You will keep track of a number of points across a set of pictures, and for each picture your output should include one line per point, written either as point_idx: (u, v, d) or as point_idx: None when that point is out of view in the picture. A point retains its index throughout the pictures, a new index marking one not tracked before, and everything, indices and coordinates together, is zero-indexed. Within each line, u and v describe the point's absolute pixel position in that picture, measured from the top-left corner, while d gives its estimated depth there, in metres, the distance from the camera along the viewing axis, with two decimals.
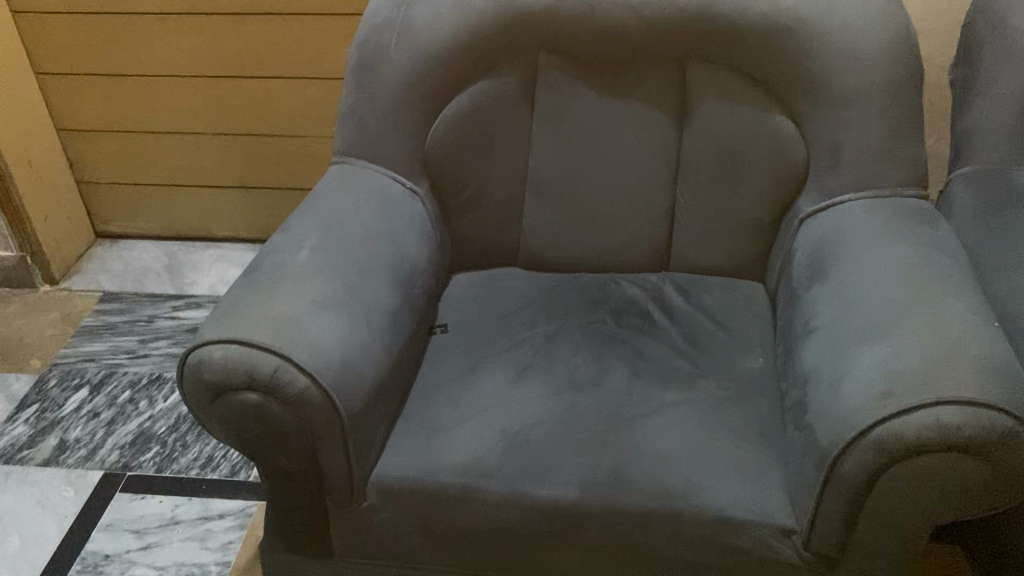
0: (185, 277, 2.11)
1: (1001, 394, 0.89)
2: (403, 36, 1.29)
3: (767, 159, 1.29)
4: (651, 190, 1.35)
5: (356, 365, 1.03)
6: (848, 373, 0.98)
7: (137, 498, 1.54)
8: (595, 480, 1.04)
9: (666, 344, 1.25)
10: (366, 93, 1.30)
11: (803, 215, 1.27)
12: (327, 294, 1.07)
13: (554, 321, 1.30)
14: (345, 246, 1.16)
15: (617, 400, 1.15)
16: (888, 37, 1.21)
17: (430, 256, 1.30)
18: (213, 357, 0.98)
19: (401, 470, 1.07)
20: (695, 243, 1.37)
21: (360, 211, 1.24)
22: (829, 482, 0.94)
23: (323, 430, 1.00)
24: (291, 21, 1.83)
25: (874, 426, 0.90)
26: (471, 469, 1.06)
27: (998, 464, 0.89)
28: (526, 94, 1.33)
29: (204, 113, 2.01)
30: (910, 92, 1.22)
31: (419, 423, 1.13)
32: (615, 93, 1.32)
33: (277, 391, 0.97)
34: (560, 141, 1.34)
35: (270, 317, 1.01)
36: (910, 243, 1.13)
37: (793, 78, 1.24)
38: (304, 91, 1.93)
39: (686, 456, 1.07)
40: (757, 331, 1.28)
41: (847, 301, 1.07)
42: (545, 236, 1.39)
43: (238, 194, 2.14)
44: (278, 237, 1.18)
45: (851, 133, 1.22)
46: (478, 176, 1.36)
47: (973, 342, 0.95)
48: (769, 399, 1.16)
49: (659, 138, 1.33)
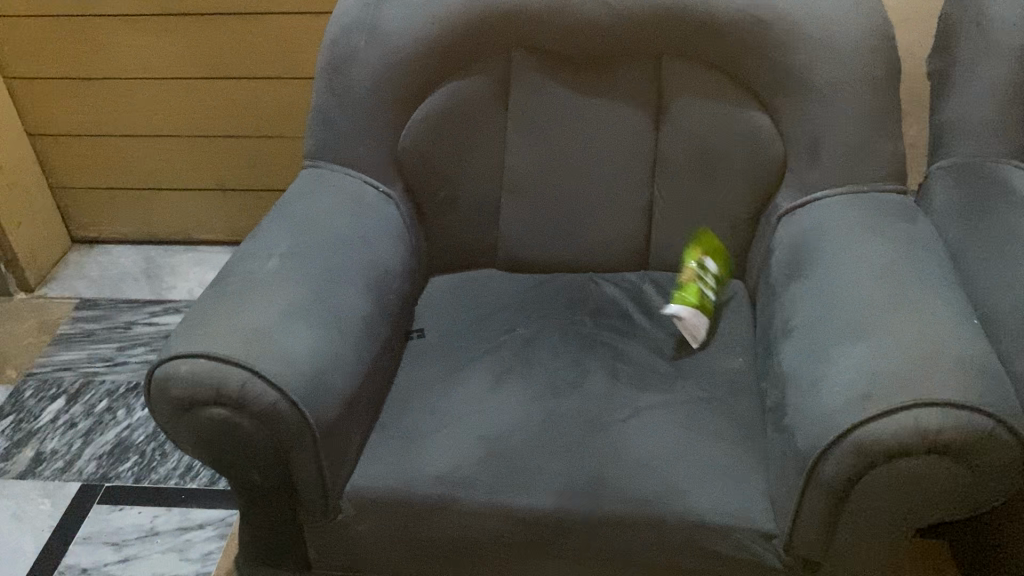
0: (163, 281, 2.08)
1: (981, 395, 0.88)
2: (373, 36, 1.26)
3: (744, 155, 1.27)
4: (629, 188, 1.33)
5: (328, 376, 1.01)
6: (829, 375, 0.96)
7: (115, 509, 1.52)
8: (573, 487, 1.03)
9: (647, 345, 1.24)
10: (336, 95, 1.28)
11: (781, 212, 1.26)
12: (297, 303, 1.05)
13: (532, 324, 1.28)
14: (316, 253, 1.14)
15: (596, 405, 1.13)
16: (864, 29, 1.19)
17: (405, 260, 1.28)
18: (180, 371, 0.96)
19: (377, 481, 1.05)
20: (675, 241, 1.35)
21: (332, 216, 1.21)
22: (809, 486, 0.93)
23: (295, 443, 0.98)
24: (262, 21, 1.80)
25: (852, 430, 0.89)
26: (448, 478, 1.04)
27: (978, 466, 0.87)
28: (500, 93, 1.31)
29: (177, 115, 1.98)
30: (888, 84, 1.20)
31: (395, 432, 1.11)
32: (590, 90, 1.30)
33: (246, 405, 0.95)
34: (536, 141, 1.32)
35: (239, 329, 0.99)
36: (889, 239, 1.11)
37: (769, 73, 1.22)
38: (277, 92, 1.91)
39: (667, 460, 1.05)
40: (737, 330, 1.27)
41: (827, 300, 1.06)
42: (522, 237, 1.37)
43: (216, 197, 2.11)
44: (248, 244, 1.16)
45: (829, 128, 1.20)
46: (453, 177, 1.33)
47: (953, 342, 0.93)
48: (749, 400, 1.15)
49: (636, 135, 1.31)
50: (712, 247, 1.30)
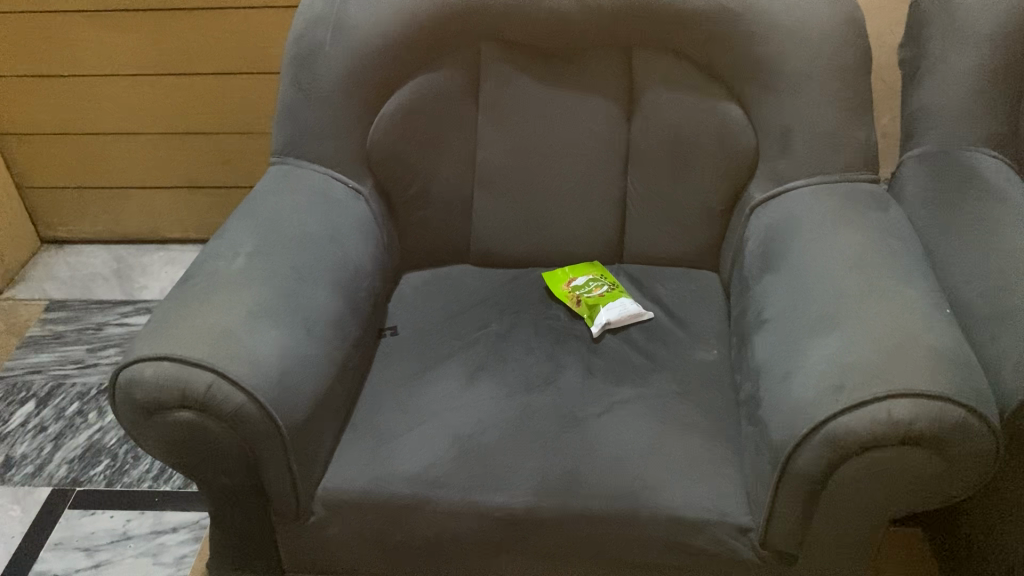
0: (134, 281, 2.05)
1: (954, 385, 0.87)
2: (340, 30, 1.24)
3: (716, 146, 1.26)
4: (601, 181, 1.32)
5: (296, 377, 1.00)
6: (802, 366, 0.95)
7: (86, 514, 1.50)
8: (547, 484, 1.02)
9: (621, 339, 1.23)
10: (302, 90, 1.26)
11: (754, 203, 1.25)
12: (264, 302, 1.03)
13: (506, 320, 1.27)
14: (284, 251, 1.12)
15: (569, 400, 1.12)
16: (833, 19, 1.19)
17: (376, 257, 1.26)
18: (144, 375, 0.94)
19: (349, 482, 1.03)
20: (648, 233, 1.34)
21: (300, 213, 1.19)
22: (784, 478, 0.92)
23: (262, 445, 0.96)
24: (229, 16, 1.77)
25: (826, 422, 0.88)
26: (421, 478, 1.03)
27: (952, 456, 0.87)
28: (470, 87, 1.30)
29: (145, 113, 1.95)
30: (858, 73, 1.20)
31: (367, 431, 1.10)
32: (561, 83, 1.29)
33: (212, 408, 0.93)
34: (507, 134, 1.31)
35: (204, 330, 0.97)
36: (861, 229, 1.11)
37: (740, 63, 1.21)
38: (245, 87, 1.88)
39: (641, 455, 1.04)
40: (711, 322, 1.26)
41: (799, 290, 1.05)
42: (494, 231, 1.36)
43: (186, 195, 2.08)
44: (213, 243, 1.14)
45: (801, 118, 1.19)
46: (424, 172, 1.31)
47: (926, 332, 0.93)
48: (723, 392, 1.14)
49: (608, 128, 1.30)
50: (599, 277, 1.32)
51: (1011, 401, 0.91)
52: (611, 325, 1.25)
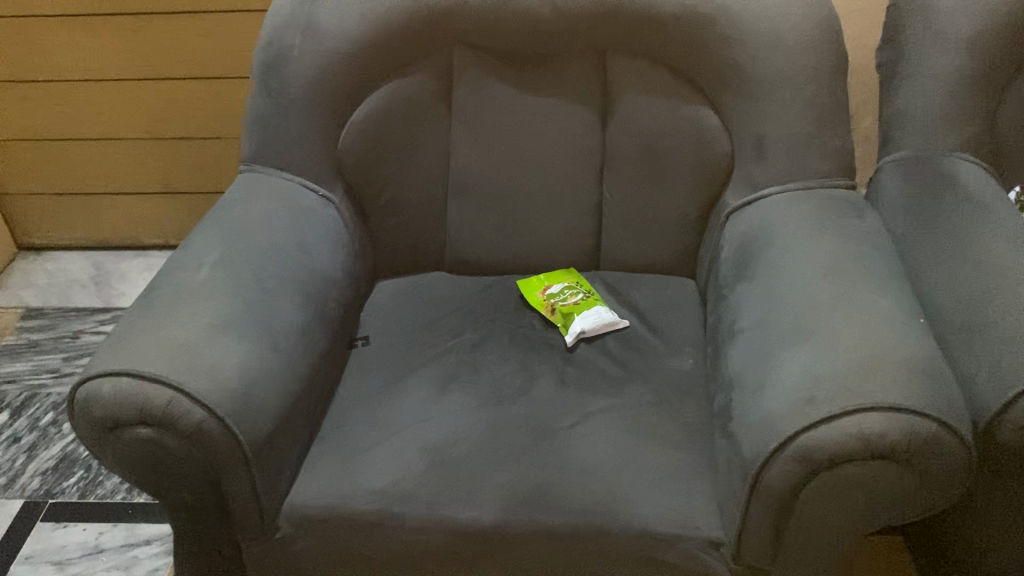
0: (112, 288, 2.03)
1: (925, 398, 0.86)
2: (309, 35, 1.22)
3: (691, 152, 1.24)
4: (577, 187, 1.30)
5: (259, 391, 0.98)
6: (773, 378, 0.94)
7: (58, 527, 1.47)
8: (517, 499, 1.00)
9: (595, 348, 1.21)
10: (271, 97, 1.23)
11: (729, 210, 1.23)
12: (228, 315, 1.01)
13: (479, 329, 1.25)
14: (249, 262, 1.10)
15: (541, 411, 1.11)
16: (809, 22, 1.17)
17: (346, 266, 1.24)
18: (102, 392, 0.92)
19: (315, 497, 1.01)
20: (624, 240, 1.32)
21: (267, 222, 1.17)
22: (754, 493, 0.90)
23: (224, 461, 0.94)
24: (199, 19, 1.75)
25: (796, 436, 0.86)
26: (388, 493, 1.01)
27: (924, 470, 0.85)
28: (442, 92, 1.28)
29: (120, 118, 1.92)
30: (834, 77, 1.18)
31: (334, 445, 1.08)
32: (534, 88, 1.28)
33: (171, 424, 0.91)
34: (480, 141, 1.29)
35: (163, 344, 0.95)
36: (836, 237, 1.09)
37: (714, 67, 1.19)
38: (218, 91, 1.86)
39: (613, 468, 1.03)
40: (687, 330, 1.24)
41: (772, 300, 1.03)
42: (469, 238, 1.34)
43: (164, 201, 2.06)
44: (178, 253, 1.12)
45: (776, 123, 1.18)
46: (396, 179, 1.29)
47: (898, 343, 0.91)
48: (698, 402, 1.13)
49: (582, 134, 1.28)
50: (574, 285, 1.30)
51: (984, 413, 0.90)
52: (585, 334, 1.23)
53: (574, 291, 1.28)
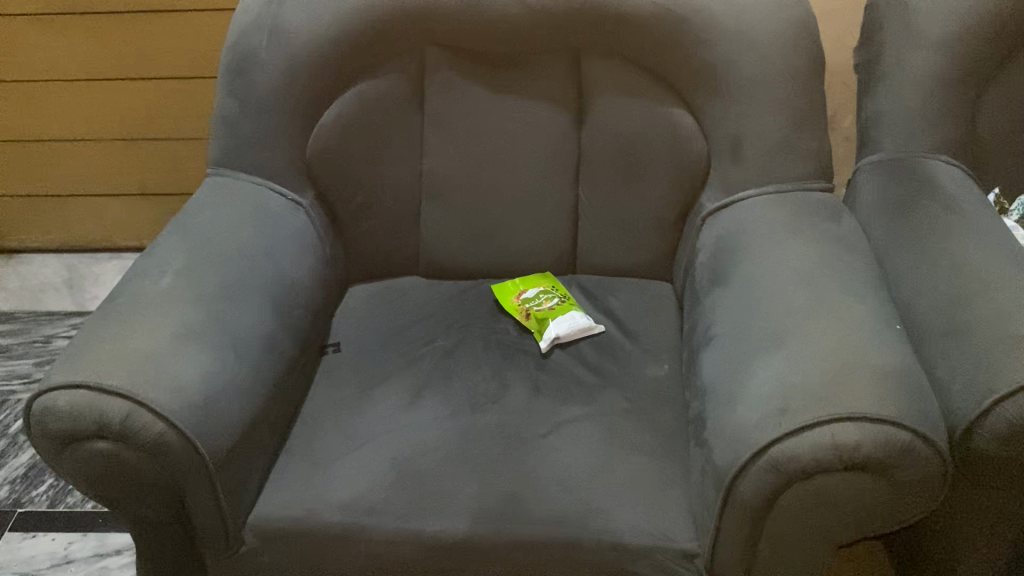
0: (86, 291, 2.00)
1: (899, 407, 0.84)
2: (276, 36, 1.19)
3: (666, 154, 1.22)
4: (551, 190, 1.28)
5: (221, 403, 0.95)
6: (746, 387, 0.92)
7: (27, 537, 1.44)
8: (487, 510, 0.98)
9: (570, 354, 1.19)
10: (238, 99, 1.21)
11: (706, 213, 1.21)
12: (190, 324, 0.99)
13: (453, 335, 1.23)
14: (214, 269, 1.07)
15: (513, 419, 1.09)
16: (785, 22, 1.15)
17: (316, 271, 1.22)
18: (58, 405, 0.89)
19: (281, 510, 0.99)
20: (600, 243, 1.30)
21: (234, 228, 1.15)
22: (727, 504, 0.88)
23: (185, 475, 0.91)
24: (170, 18, 1.72)
25: (768, 447, 0.84)
26: (355, 505, 0.99)
27: (899, 481, 0.84)
28: (413, 94, 1.25)
29: (91, 119, 1.89)
30: (811, 78, 1.16)
31: (302, 456, 1.05)
32: (507, 89, 1.25)
33: (129, 438, 0.88)
34: (453, 143, 1.27)
35: (122, 355, 0.92)
36: (812, 242, 1.07)
37: (690, 68, 1.18)
38: (190, 91, 1.83)
39: (586, 478, 1.01)
40: (663, 335, 1.22)
41: (747, 306, 1.02)
42: (443, 242, 1.32)
43: (138, 202, 2.02)
44: (141, 260, 1.09)
45: (752, 125, 1.16)
46: (368, 182, 1.27)
47: (872, 350, 0.90)
48: (673, 410, 1.11)
49: (556, 136, 1.26)
50: (550, 289, 1.28)
51: (960, 421, 0.88)
52: (560, 340, 1.21)
53: (549, 295, 1.26)
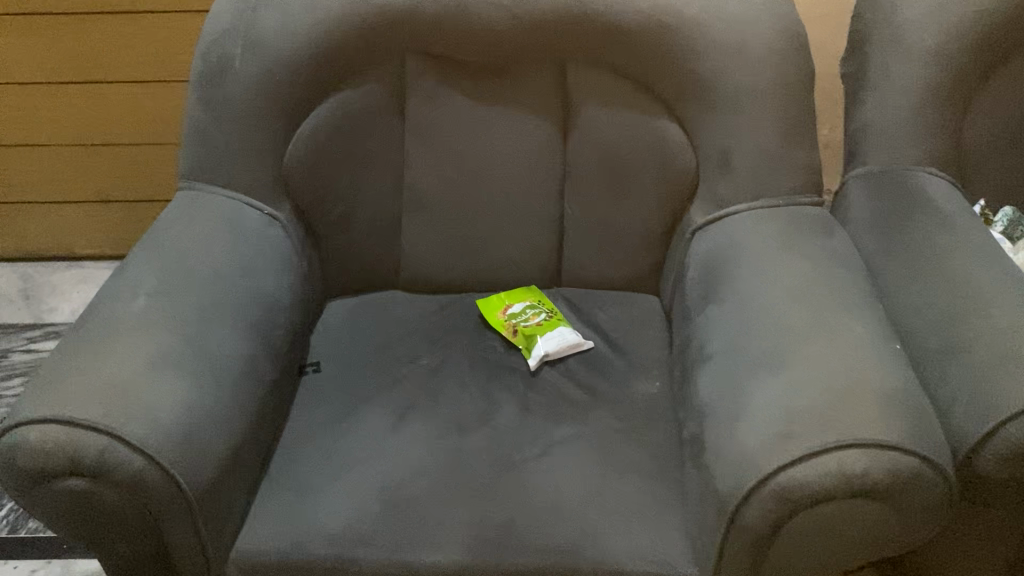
0: (44, 303, 1.92)
1: (905, 432, 0.83)
2: (251, 44, 1.14)
3: (654, 166, 1.20)
4: (536, 202, 1.25)
5: (202, 434, 0.91)
6: (746, 410, 0.90)
7: None
8: (482, 538, 0.95)
9: (558, 372, 1.16)
10: (211, 110, 1.16)
11: (695, 227, 1.19)
12: (167, 351, 0.94)
13: (437, 353, 1.20)
14: (190, 290, 1.02)
15: (504, 441, 1.06)
16: (775, 33, 1.13)
17: (294, 288, 1.17)
18: (28, 441, 0.84)
19: (265, 543, 0.95)
20: (585, 256, 1.28)
21: (209, 245, 1.10)
22: (730, 532, 0.86)
23: (165, 511, 0.87)
24: (133, 20, 1.66)
25: (774, 475, 0.82)
26: (343, 536, 0.95)
27: (905, 507, 0.82)
28: (394, 104, 1.21)
29: (51, 123, 1.81)
30: (801, 90, 1.15)
31: (285, 484, 1.01)
32: (491, 99, 1.22)
33: (105, 475, 0.83)
34: (435, 154, 1.23)
35: (95, 386, 0.87)
36: (806, 258, 1.06)
37: (679, 80, 1.15)
38: (156, 94, 1.76)
39: (581, 502, 0.98)
40: (652, 350, 1.20)
41: (742, 325, 1.00)
42: (424, 256, 1.28)
43: (99, 209, 1.93)
44: (111, 281, 1.04)
45: (742, 138, 1.14)
46: (346, 195, 1.23)
47: (874, 372, 0.88)
48: (665, 429, 1.09)
49: (541, 147, 1.23)
50: (536, 304, 1.25)
51: (961, 443, 0.87)
52: (549, 357, 1.18)
53: (534, 311, 1.23)
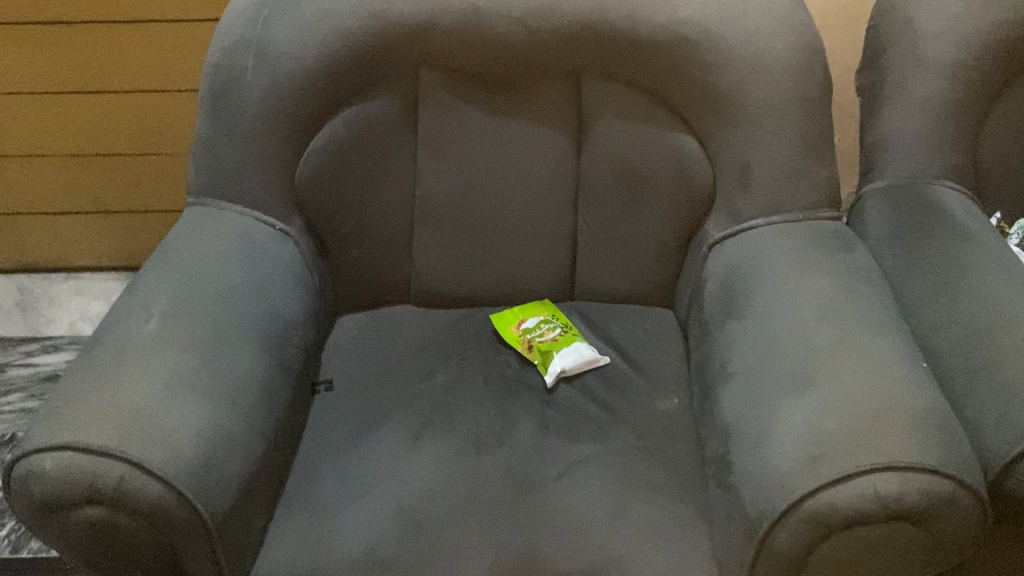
0: (41, 314, 1.93)
1: (938, 455, 0.82)
2: (262, 56, 1.12)
3: (671, 180, 1.19)
4: (550, 216, 1.24)
5: (220, 458, 0.89)
6: (775, 430, 0.89)
7: None
8: (505, 561, 0.93)
9: (575, 388, 1.15)
10: (222, 124, 1.14)
11: (712, 241, 1.18)
12: (183, 373, 0.92)
13: (452, 369, 1.18)
14: (204, 309, 1.00)
15: (524, 461, 1.04)
16: (794, 46, 1.12)
17: (307, 305, 1.15)
18: (43, 469, 0.82)
19: (283, 568, 0.93)
20: (600, 270, 1.26)
21: (221, 262, 1.07)
22: (760, 555, 0.85)
23: (184, 538, 0.85)
24: (135, 29, 1.63)
25: (807, 498, 0.81)
26: (364, 560, 0.93)
27: (939, 530, 0.81)
28: (406, 117, 1.19)
29: (48, 134, 1.78)
30: (819, 104, 1.14)
31: (303, 507, 0.99)
32: (505, 112, 1.20)
33: (124, 503, 0.81)
34: (448, 167, 1.21)
35: (111, 411, 0.85)
36: (828, 274, 1.05)
37: (697, 93, 1.14)
38: (157, 104, 1.73)
39: (605, 524, 0.97)
40: (669, 365, 1.19)
41: (766, 343, 0.99)
42: (437, 270, 1.26)
43: (98, 220, 1.90)
44: (122, 300, 1.01)
45: (761, 152, 1.13)
46: (358, 209, 1.21)
47: (904, 393, 0.87)
48: (686, 446, 1.07)
49: (556, 160, 1.21)
50: (550, 318, 1.24)
51: (992, 463, 0.86)
52: (565, 373, 1.17)
53: (548, 326, 1.22)
